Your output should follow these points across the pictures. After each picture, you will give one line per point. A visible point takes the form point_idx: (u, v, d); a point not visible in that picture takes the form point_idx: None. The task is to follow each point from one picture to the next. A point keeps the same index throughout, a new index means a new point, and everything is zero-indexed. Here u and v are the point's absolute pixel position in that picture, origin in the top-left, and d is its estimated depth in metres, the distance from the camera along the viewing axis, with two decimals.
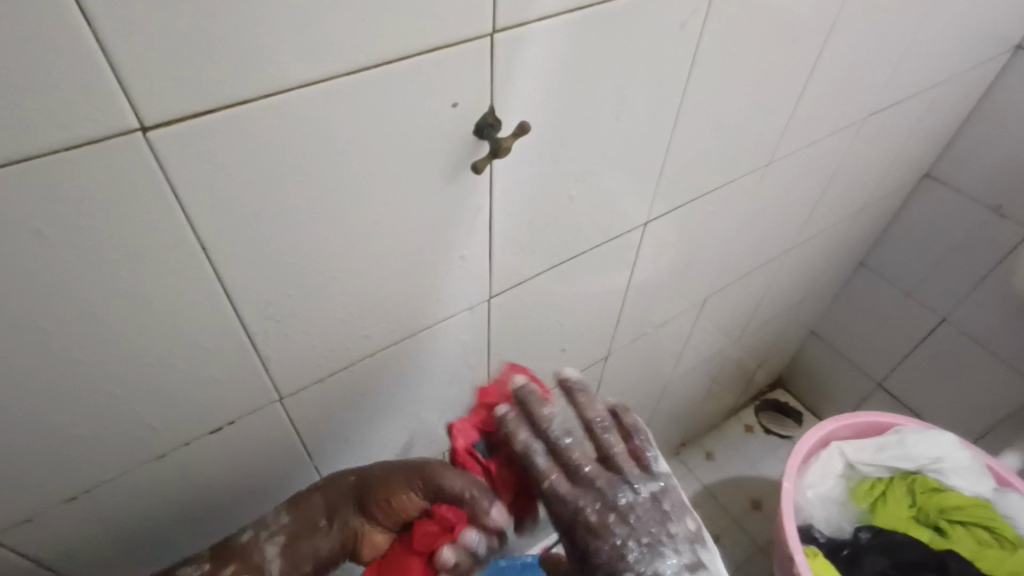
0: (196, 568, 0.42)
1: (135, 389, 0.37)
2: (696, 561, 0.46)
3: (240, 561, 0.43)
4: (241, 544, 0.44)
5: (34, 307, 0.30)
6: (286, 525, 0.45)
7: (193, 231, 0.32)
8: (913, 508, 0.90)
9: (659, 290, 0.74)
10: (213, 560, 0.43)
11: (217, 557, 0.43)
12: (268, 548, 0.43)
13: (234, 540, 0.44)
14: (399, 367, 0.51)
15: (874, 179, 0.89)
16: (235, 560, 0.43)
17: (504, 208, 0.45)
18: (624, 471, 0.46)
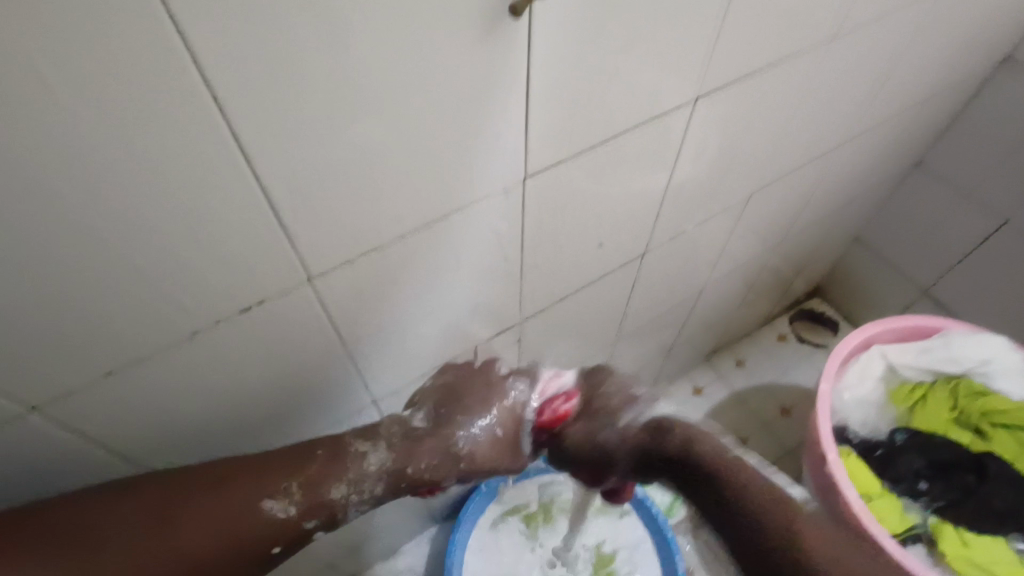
0: (283, 507, 0.46)
1: (161, 261, 0.36)
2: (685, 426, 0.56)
3: (325, 516, 0.49)
4: (334, 501, 0.49)
5: (45, 161, 0.29)
6: (376, 496, 0.51)
7: (202, 77, 0.29)
8: (954, 411, 0.89)
9: (702, 184, 0.69)
10: (302, 507, 0.47)
11: (308, 504, 0.47)
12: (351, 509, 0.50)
13: (325, 489, 0.48)
14: (430, 252, 0.49)
15: (945, 61, 0.80)
16: (322, 514, 0.48)
17: (543, 70, 0.41)
18: None
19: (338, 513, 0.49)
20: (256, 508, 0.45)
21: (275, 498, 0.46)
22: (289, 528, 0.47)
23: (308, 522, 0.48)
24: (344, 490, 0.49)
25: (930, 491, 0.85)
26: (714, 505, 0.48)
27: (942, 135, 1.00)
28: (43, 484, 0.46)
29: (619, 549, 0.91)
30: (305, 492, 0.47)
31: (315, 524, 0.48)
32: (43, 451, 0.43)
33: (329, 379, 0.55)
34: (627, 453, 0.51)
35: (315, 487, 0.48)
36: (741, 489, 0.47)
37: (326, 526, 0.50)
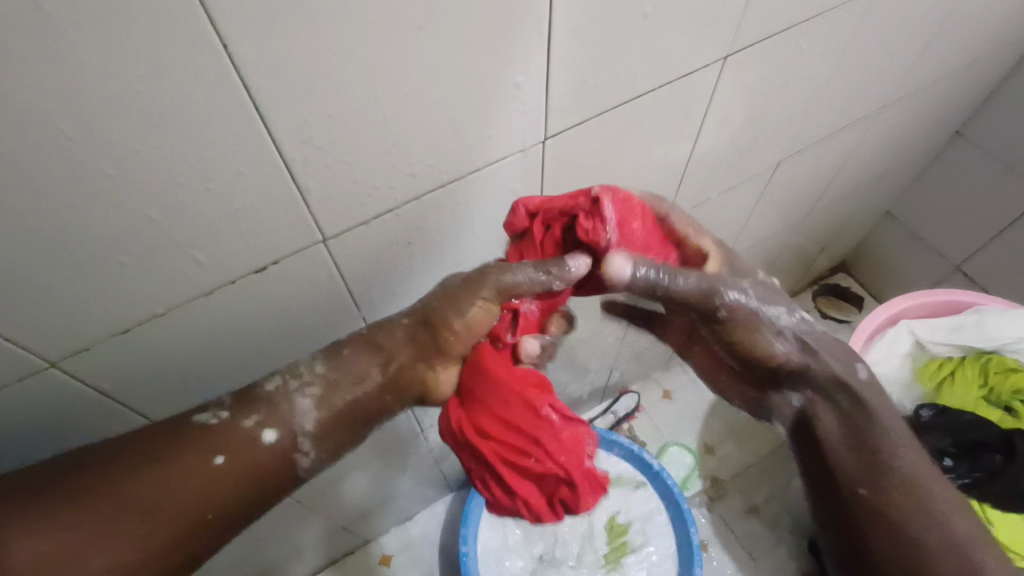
0: (215, 415, 0.45)
1: (173, 214, 0.35)
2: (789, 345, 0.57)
3: (267, 413, 0.45)
4: (269, 394, 0.46)
5: (49, 103, 0.28)
6: (322, 376, 0.47)
7: (210, 19, 0.28)
8: (984, 388, 0.86)
9: (730, 149, 0.67)
10: (235, 409, 0.45)
11: (243, 408, 0.45)
12: (298, 399, 0.46)
13: (258, 388, 0.46)
14: (446, 214, 0.48)
15: (995, 21, 0.76)
16: (262, 410, 0.45)
17: (567, 18, 0.39)
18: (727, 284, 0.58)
19: (287, 410, 0.46)
20: (188, 421, 0.44)
21: (205, 411, 0.45)
22: (227, 433, 0.44)
23: (247, 419, 0.45)
24: (278, 382, 0.46)
25: (954, 469, 0.82)
26: (855, 439, 0.54)
27: (985, 103, 0.96)
28: (64, 438, 0.46)
29: (633, 520, 0.90)
30: (237, 400, 0.46)
31: (261, 421, 0.45)
32: (62, 406, 0.43)
33: None
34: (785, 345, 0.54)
35: (247, 393, 0.46)
36: (892, 437, 0.53)
37: (278, 427, 0.45)
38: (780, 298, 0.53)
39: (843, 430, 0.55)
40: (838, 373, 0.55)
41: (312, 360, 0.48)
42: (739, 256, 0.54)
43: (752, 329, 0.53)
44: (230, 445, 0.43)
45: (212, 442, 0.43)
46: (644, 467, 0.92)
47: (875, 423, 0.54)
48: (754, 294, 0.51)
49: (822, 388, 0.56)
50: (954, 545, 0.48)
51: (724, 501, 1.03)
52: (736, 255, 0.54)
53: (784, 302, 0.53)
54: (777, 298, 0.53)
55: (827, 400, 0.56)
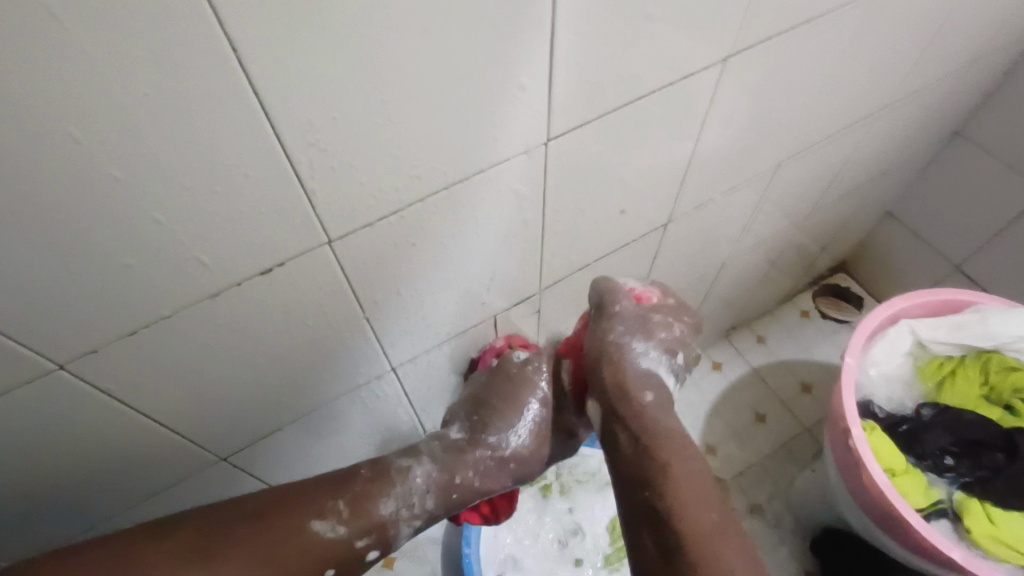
0: (332, 527, 0.51)
1: (179, 216, 0.36)
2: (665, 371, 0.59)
3: (375, 535, 0.53)
4: (384, 516, 0.54)
5: (59, 108, 0.28)
6: (427, 507, 0.56)
7: (220, 24, 0.28)
8: (985, 387, 0.87)
9: (728, 152, 0.67)
10: (350, 526, 0.52)
11: (355, 524, 0.52)
12: (402, 528, 0.55)
13: (375, 508, 0.54)
14: (451, 215, 0.48)
15: (992, 22, 0.76)
16: (372, 533, 0.53)
17: (570, 22, 0.39)
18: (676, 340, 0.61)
19: (389, 534, 0.55)
20: (307, 529, 0.50)
21: (322, 520, 0.51)
22: (335, 547, 0.51)
23: (359, 540, 0.52)
24: (392, 505, 0.54)
25: (956, 467, 0.83)
26: (636, 447, 0.53)
27: (983, 103, 0.96)
28: (72, 443, 0.46)
29: None
30: (352, 514, 0.52)
31: (367, 544, 0.53)
32: (70, 409, 0.43)
33: (349, 344, 0.55)
34: (619, 351, 0.57)
35: (360, 509, 0.53)
36: (664, 443, 0.52)
37: (379, 547, 0.54)
38: (645, 330, 0.59)
39: (630, 443, 0.53)
40: (631, 396, 0.55)
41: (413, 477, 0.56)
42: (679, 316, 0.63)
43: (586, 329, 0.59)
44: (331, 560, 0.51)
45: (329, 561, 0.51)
46: None
47: (656, 433, 0.53)
48: (623, 311, 0.59)
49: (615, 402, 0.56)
50: (701, 542, 0.46)
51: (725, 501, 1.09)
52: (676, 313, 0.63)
53: (640, 334, 0.58)
54: (644, 328, 0.59)
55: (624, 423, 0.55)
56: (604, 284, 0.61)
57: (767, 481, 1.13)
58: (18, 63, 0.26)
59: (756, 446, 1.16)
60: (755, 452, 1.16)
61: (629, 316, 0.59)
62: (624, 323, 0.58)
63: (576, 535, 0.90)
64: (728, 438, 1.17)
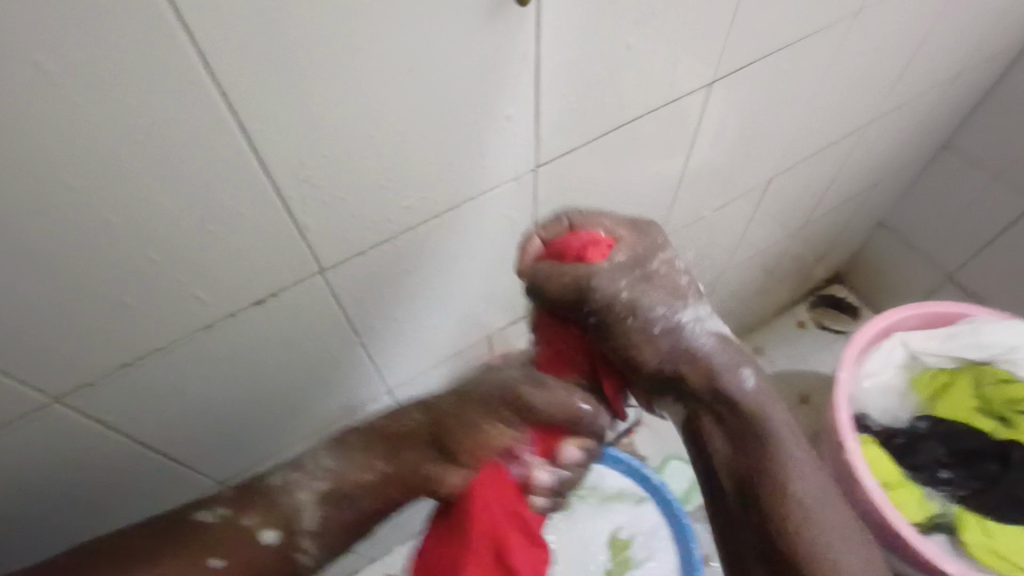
0: (213, 513, 0.49)
1: (173, 253, 0.36)
2: (688, 328, 0.46)
3: (265, 513, 0.49)
4: (272, 488, 0.50)
5: (51, 154, 0.29)
6: (325, 474, 0.50)
7: (210, 71, 0.29)
8: (978, 399, 0.86)
9: (718, 170, 0.68)
10: (234, 505, 0.49)
11: (241, 504, 0.49)
12: (301, 496, 0.50)
13: (264, 482, 0.51)
14: (443, 241, 0.49)
15: (973, 38, 0.78)
16: (259, 507, 0.49)
17: (553, 55, 0.40)
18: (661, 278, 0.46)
19: (286, 509, 0.50)
20: (190, 517, 0.48)
21: (206, 509, 0.49)
22: (222, 531, 0.48)
23: (244, 519, 0.49)
24: (280, 478, 0.51)
25: (952, 479, 0.84)
26: (750, 457, 0.46)
27: (970, 115, 0.98)
28: (68, 473, 0.46)
29: (635, 535, 0.90)
30: (238, 499, 0.50)
31: (257, 522, 0.49)
32: (66, 442, 0.43)
33: (345, 368, 0.55)
34: (655, 344, 0.46)
35: (247, 492, 0.50)
36: (777, 436, 0.46)
37: (275, 528, 0.49)
38: (669, 291, 0.46)
39: (729, 444, 0.47)
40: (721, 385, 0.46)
41: (318, 454, 0.51)
42: (656, 239, 0.48)
43: (633, 334, 0.45)
44: (218, 546, 0.47)
45: (216, 541, 0.47)
46: (644, 481, 0.92)
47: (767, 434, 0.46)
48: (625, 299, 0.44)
49: (701, 390, 0.47)
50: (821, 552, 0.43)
51: None
52: (652, 237, 0.48)
53: (656, 307, 0.45)
54: (667, 291, 0.46)
55: (724, 421, 0.47)
56: (562, 268, 0.44)
57: None
58: (13, 116, 0.27)
59: None
60: None
61: (626, 307, 0.44)
62: (638, 315, 0.45)
63: (586, 551, 0.90)
64: None
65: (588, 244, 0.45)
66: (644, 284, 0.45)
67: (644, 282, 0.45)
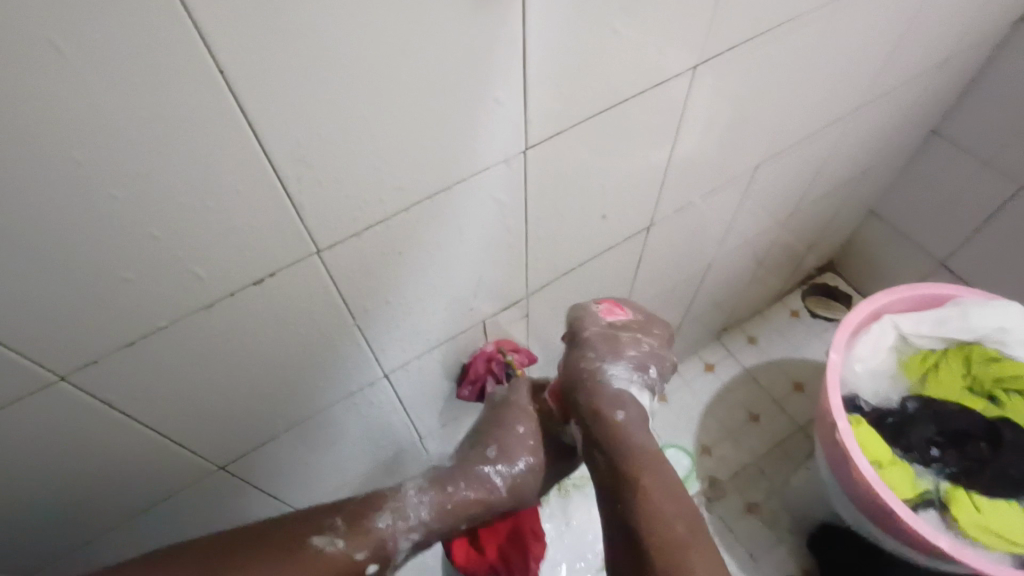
0: (331, 541, 0.54)
1: (174, 231, 0.37)
2: (619, 376, 0.59)
3: (374, 549, 0.56)
4: (380, 529, 0.57)
5: (56, 130, 0.30)
6: (423, 522, 0.59)
7: (208, 49, 0.30)
8: (967, 378, 0.89)
9: (707, 155, 0.69)
10: (347, 539, 0.55)
11: (352, 539, 0.55)
12: (400, 541, 0.58)
13: (371, 521, 0.57)
14: (436, 223, 0.50)
15: (958, 24, 0.79)
16: (370, 544, 0.56)
17: (541, 37, 0.41)
18: (630, 344, 0.62)
19: (387, 548, 0.57)
20: (307, 543, 0.52)
21: (322, 536, 0.53)
22: (340, 559, 0.54)
23: (358, 553, 0.55)
24: (387, 519, 0.58)
25: (942, 458, 0.84)
26: (612, 470, 0.53)
27: (957, 102, 0.99)
28: (73, 453, 0.48)
29: None
30: (350, 529, 0.55)
31: (365, 556, 0.56)
32: (70, 420, 0.45)
33: (342, 352, 0.56)
34: (581, 372, 0.59)
35: (358, 524, 0.56)
36: (635, 443, 0.54)
37: (378, 560, 0.57)
38: (614, 349, 0.61)
39: (609, 458, 0.54)
40: (605, 411, 0.56)
41: (415, 499, 0.60)
42: (654, 331, 0.65)
43: (573, 356, 0.61)
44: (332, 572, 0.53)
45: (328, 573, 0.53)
46: None
47: (623, 450, 0.54)
48: (589, 334, 0.62)
49: (593, 416, 0.57)
50: (670, 548, 0.46)
51: (723, 501, 1.12)
52: (650, 328, 0.65)
53: (609, 356, 0.60)
54: (612, 348, 0.61)
55: (596, 438, 0.56)
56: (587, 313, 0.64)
57: (763, 479, 1.14)
58: (20, 91, 0.28)
59: (750, 444, 1.18)
60: (749, 451, 1.17)
61: (583, 342, 0.61)
62: (585, 349, 0.61)
63: (584, 540, 0.90)
64: (721, 437, 1.19)
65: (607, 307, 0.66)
66: (609, 338, 0.62)
67: (615, 340, 0.62)
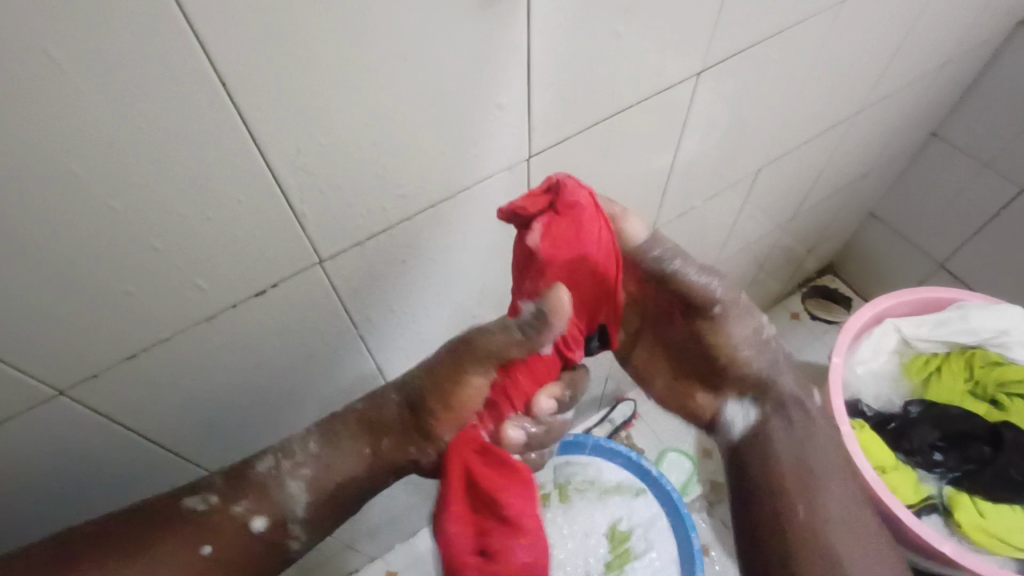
0: (203, 499, 0.47)
1: (175, 243, 0.37)
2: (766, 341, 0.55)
3: (254, 495, 0.48)
4: (260, 474, 0.48)
5: (57, 144, 0.29)
6: (312, 454, 0.49)
7: (210, 61, 0.30)
8: (969, 382, 0.89)
9: (709, 160, 0.69)
10: (223, 493, 0.47)
11: (229, 495, 0.47)
12: (288, 483, 0.48)
13: (252, 467, 0.49)
14: (439, 230, 0.49)
15: (958, 28, 0.79)
16: (249, 494, 0.47)
17: (546, 44, 0.41)
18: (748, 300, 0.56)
19: (274, 496, 0.48)
20: (178, 505, 0.46)
21: (192, 496, 0.47)
22: (213, 519, 0.46)
23: (235, 505, 0.47)
24: (268, 461, 0.49)
25: (945, 462, 0.84)
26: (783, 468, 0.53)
27: (958, 104, 0.99)
28: (73, 466, 0.47)
29: (635, 527, 0.90)
30: (227, 484, 0.48)
31: (248, 510, 0.47)
32: (69, 434, 0.44)
33: (343, 360, 0.56)
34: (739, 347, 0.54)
35: (236, 477, 0.48)
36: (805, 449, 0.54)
37: (265, 514, 0.48)
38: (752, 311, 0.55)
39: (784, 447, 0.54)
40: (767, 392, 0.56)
41: (306, 437, 0.49)
42: None
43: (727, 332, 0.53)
44: (209, 535, 0.46)
45: (210, 534, 0.46)
46: (644, 474, 0.92)
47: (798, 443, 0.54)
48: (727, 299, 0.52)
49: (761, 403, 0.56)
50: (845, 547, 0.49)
51: None
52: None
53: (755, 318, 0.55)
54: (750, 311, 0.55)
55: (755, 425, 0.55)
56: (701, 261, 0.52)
57: None
58: (19, 105, 0.27)
59: None
60: None
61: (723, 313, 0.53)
62: (735, 320, 0.53)
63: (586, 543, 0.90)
64: None
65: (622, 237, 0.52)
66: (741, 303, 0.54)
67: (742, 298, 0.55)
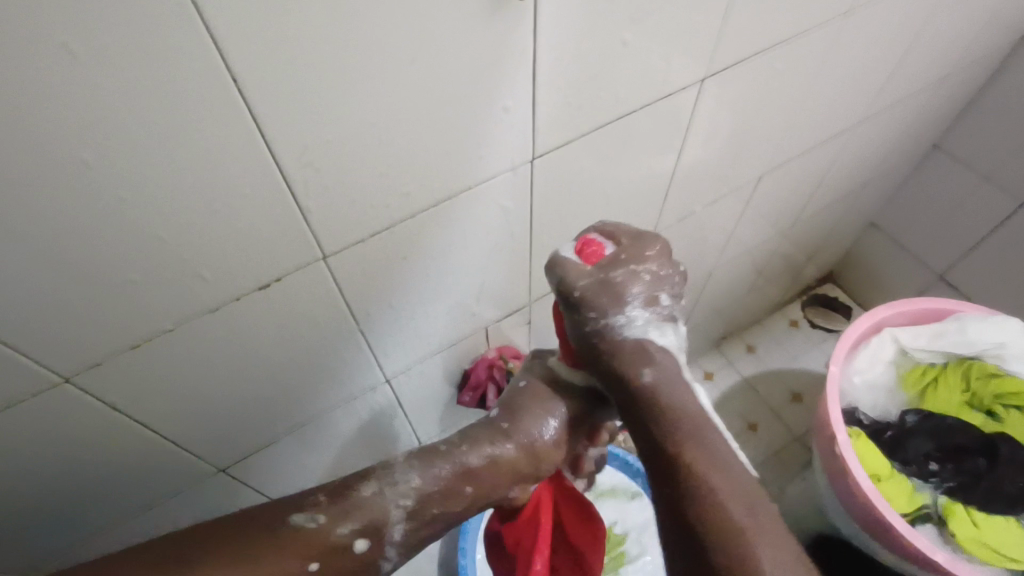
0: (311, 517, 0.44)
1: (182, 235, 0.37)
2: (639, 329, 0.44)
3: (364, 524, 0.45)
4: (364, 497, 0.46)
5: (70, 136, 0.30)
6: (416, 488, 0.47)
7: (224, 58, 0.31)
8: (966, 394, 0.89)
9: (710, 165, 0.69)
10: (331, 513, 0.45)
11: (336, 515, 0.45)
12: (391, 509, 0.46)
13: (354, 490, 0.47)
14: (440, 229, 0.50)
15: (962, 42, 0.80)
16: (357, 516, 0.45)
17: (551, 49, 0.42)
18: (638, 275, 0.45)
19: (377, 516, 0.46)
20: (283, 524, 0.44)
21: (301, 513, 0.44)
22: (317, 538, 0.44)
23: (343, 527, 0.45)
24: (374, 486, 0.46)
25: (940, 472, 0.85)
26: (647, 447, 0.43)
27: (960, 117, 0.99)
28: (75, 455, 0.48)
29: (629, 530, 0.90)
30: (330, 502, 0.45)
31: (353, 532, 0.45)
32: (72, 421, 0.44)
33: (340, 356, 0.56)
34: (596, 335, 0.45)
35: (340, 497, 0.46)
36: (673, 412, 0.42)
37: (368, 536, 0.46)
38: (615, 299, 0.44)
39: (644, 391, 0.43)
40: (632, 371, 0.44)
41: (405, 464, 0.48)
42: (648, 247, 0.46)
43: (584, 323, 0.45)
44: (308, 552, 0.43)
45: (307, 554, 0.43)
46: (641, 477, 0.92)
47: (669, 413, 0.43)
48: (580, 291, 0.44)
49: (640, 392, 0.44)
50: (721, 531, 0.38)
51: None
52: (644, 247, 0.46)
53: (615, 303, 0.44)
54: (615, 297, 0.44)
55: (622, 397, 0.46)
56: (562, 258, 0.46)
57: None
58: (35, 96, 0.28)
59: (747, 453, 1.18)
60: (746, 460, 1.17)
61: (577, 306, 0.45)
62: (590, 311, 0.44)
63: None
64: None
65: (587, 245, 0.46)
66: (607, 286, 0.44)
67: (615, 280, 0.44)
